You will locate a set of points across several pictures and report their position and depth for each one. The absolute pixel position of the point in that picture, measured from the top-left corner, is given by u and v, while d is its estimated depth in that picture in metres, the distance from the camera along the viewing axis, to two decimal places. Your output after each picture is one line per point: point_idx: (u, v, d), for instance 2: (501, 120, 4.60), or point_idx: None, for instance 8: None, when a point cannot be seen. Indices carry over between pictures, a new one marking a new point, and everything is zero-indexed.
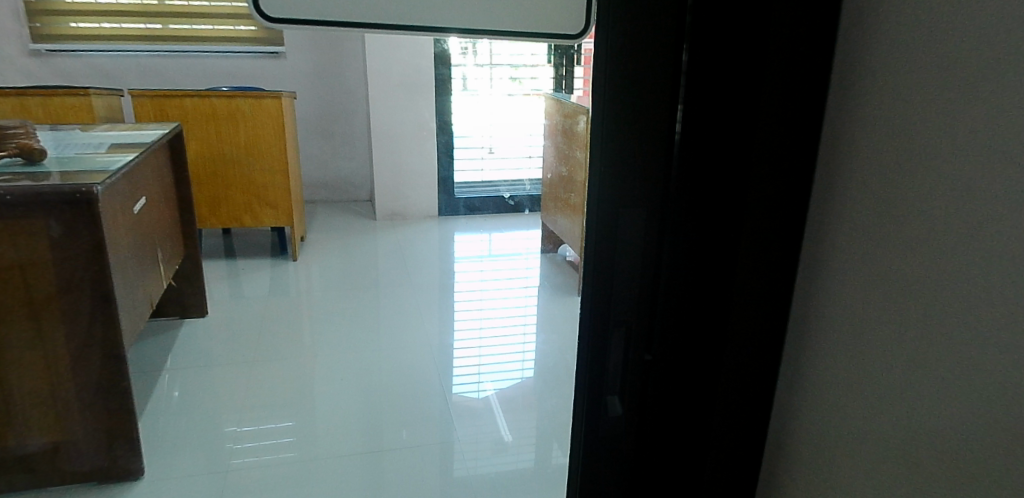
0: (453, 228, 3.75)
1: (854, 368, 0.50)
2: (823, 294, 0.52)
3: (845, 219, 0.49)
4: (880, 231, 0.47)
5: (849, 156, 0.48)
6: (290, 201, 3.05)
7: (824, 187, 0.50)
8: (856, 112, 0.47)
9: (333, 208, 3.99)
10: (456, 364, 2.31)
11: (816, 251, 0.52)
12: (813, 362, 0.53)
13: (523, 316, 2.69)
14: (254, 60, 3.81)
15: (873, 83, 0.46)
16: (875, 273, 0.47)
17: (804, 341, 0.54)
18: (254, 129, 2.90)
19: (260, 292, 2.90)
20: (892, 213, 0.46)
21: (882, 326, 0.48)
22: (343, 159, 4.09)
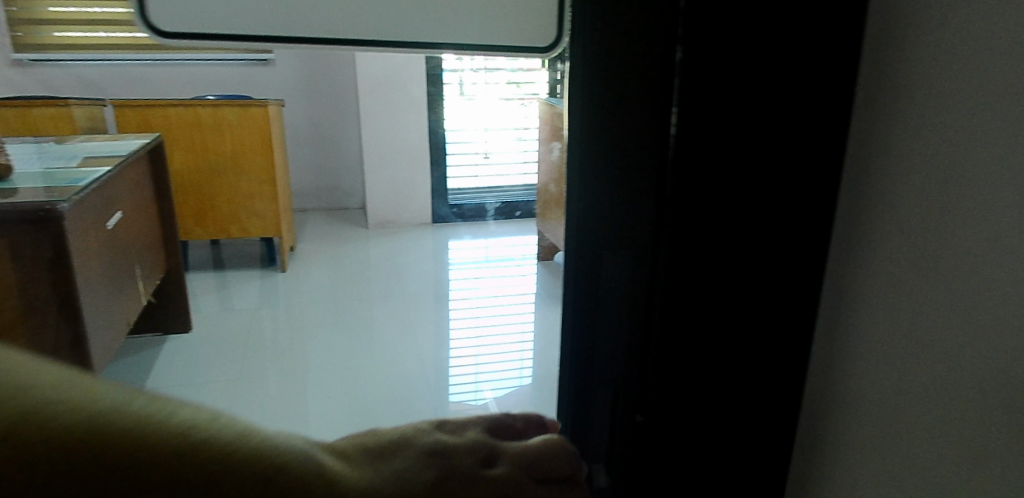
0: (446, 234, 3.67)
1: (903, 392, 0.51)
2: (860, 320, 0.53)
3: (881, 249, 0.51)
4: (935, 259, 0.47)
5: (886, 188, 0.50)
6: (277, 211, 2.94)
7: (852, 218, 0.52)
8: (910, 142, 0.48)
9: (322, 217, 3.88)
10: (454, 374, 2.22)
11: (845, 278, 0.54)
12: (848, 384, 0.55)
13: (522, 323, 2.60)
14: (242, 68, 3.70)
15: (950, 111, 0.45)
16: (923, 300, 0.48)
17: (837, 364, 0.56)
18: (238, 138, 2.80)
19: (249, 304, 2.80)
20: (951, 241, 0.46)
21: (937, 351, 0.48)
22: (333, 168, 3.99)
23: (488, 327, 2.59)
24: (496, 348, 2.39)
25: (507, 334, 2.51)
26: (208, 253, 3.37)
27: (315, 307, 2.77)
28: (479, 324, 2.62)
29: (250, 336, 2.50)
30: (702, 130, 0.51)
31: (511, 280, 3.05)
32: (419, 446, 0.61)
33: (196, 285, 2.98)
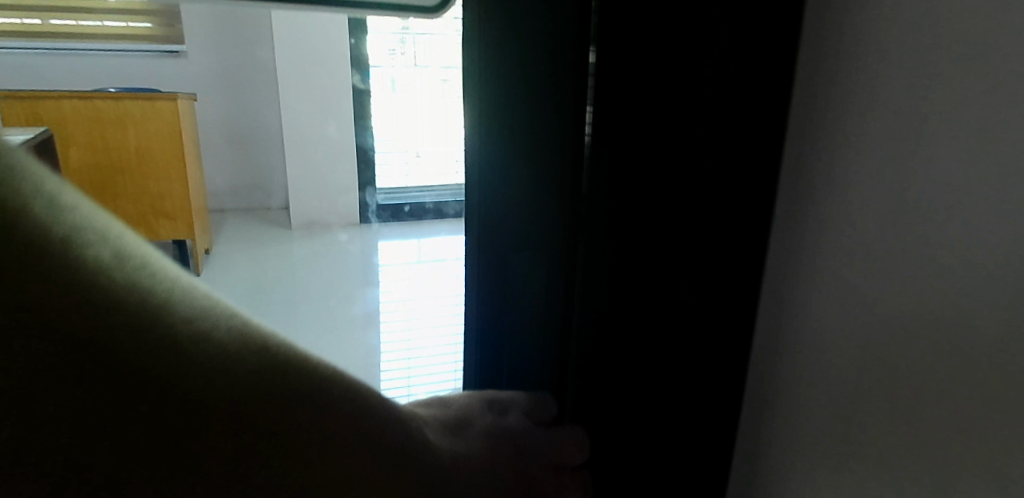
0: (375, 236, 3.52)
1: (833, 433, 0.42)
2: (793, 344, 0.44)
3: (819, 260, 0.41)
4: (872, 273, 0.38)
5: (821, 187, 0.41)
6: (188, 211, 2.75)
7: (789, 221, 0.43)
8: (845, 127, 0.39)
9: (241, 219, 3.67)
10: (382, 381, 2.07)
11: (780, 294, 0.44)
12: (777, 420, 0.46)
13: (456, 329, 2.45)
14: (152, 61, 3.53)
15: (879, 87, 0.37)
16: (866, 325, 0.39)
17: (768, 397, 0.46)
18: (145, 134, 2.65)
19: None
20: (890, 255, 0.37)
21: (867, 390, 0.39)
22: (253, 168, 3.79)
23: (419, 329, 2.50)
24: (427, 347, 2.30)
25: (440, 341, 2.36)
26: None
27: None
28: (409, 327, 2.55)
29: None
30: (612, 114, 0.50)
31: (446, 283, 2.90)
32: (475, 433, 0.61)
33: None
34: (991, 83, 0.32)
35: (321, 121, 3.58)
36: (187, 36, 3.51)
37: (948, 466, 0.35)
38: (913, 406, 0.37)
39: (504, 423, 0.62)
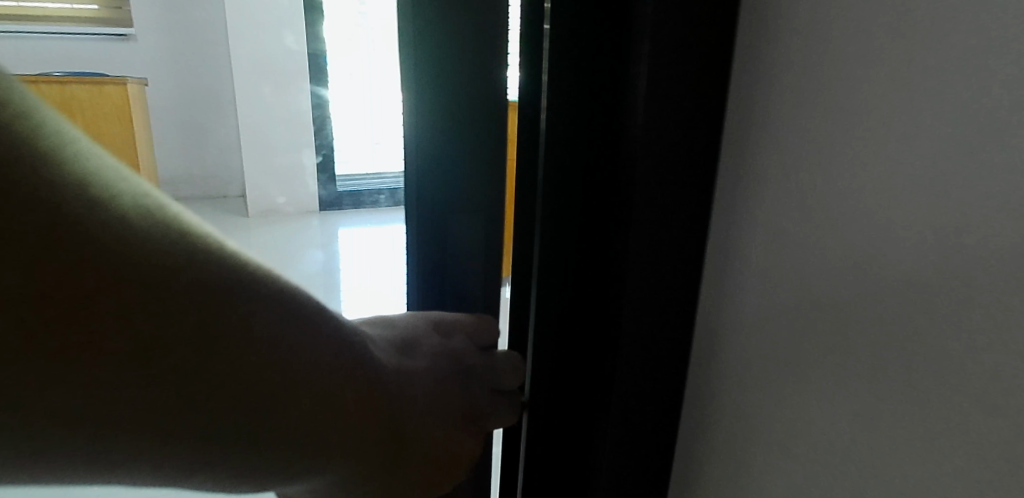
0: (337, 219, 3.49)
1: (784, 383, 0.46)
2: (742, 301, 0.49)
3: (768, 225, 0.46)
4: (819, 234, 0.42)
5: (769, 157, 0.45)
6: None
7: (737, 191, 0.48)
8: (791, 102, 0.43)
9: (198, 205, 3.61)
10: None
11: (730, 256, 0.49)
12: (729, 371, 0.51)
13: None
14: (100, 43, 3.40)
15: (831, 63, 0.40)
16: (814, 280, 0.42)
17: (720, 349, 0.51)
18: (93, 119, 2.54)
19: None
20: (838, 216, 0.40)
21: (816, 343, 0.43)
22: (209, 152, 3.69)
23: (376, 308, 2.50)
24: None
25: None
26: None
27: None
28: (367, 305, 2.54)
29: None
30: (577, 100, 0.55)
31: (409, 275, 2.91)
32: (422, 356, 0.65)
33: None
34: (934, 53, 0.34)
35: (279, 107, 3.48)
36: (138, 19, 3.39)
37: (890, 407, 0.38)
38: (858, 353, 0.40)
39: (451, 346, 0.67)
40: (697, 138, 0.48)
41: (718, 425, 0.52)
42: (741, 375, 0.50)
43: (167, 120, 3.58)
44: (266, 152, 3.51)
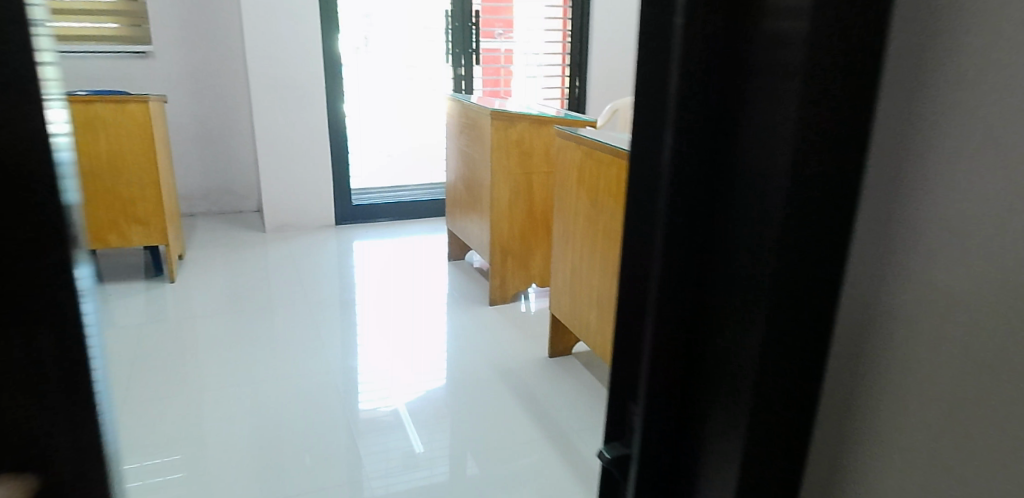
0: (352, 238, 3.59)
1: (938, 381, 0.49)
2: (892, 303, 0.51)
3: (926, 234, 0.48)
4: (977, 237, 0.45)
5: (926, 165, 0.48)
6: (163, 217, 2.71)
7: (897, 203, 0.50)
8: (948, 114, 0.46)
9: (213, 221, 3.68)
10: (361, 389, 2.23)
11: (883, 267, 0.51)
12: (879, 371, 0.53)
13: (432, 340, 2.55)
14: (116, 61, 3.39)
15: (973, 78, 0.45)
16: (969, 283, 0.46)
17: (873, 351, 0.53)
18: (117, 139, 2.56)
19: (136, 319, 2.67)
20: (989, 222, 0.45)
21: (960, 334, 0.47)
22: (223, 168, 3.73)
23: (392, 336, 2.59)
24: (399, 357, 2.43)
25: (415, 349, 2.49)
26: None
27: (215, 327, 2.65)
28: (383, 330, 2.64)
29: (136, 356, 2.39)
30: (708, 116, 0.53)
31: (421, 288, 3.03)
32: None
33: None
34: None
35: (292, 123, 3.47)
36: (156, 38, 3.41)
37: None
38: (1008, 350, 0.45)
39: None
40: (845, 149, 0.48)
41: (874, 428, 0.54)
42: (898, 380, 0.52)
43: (182, 136, 3.61)
44: (282, 171, 3.53)
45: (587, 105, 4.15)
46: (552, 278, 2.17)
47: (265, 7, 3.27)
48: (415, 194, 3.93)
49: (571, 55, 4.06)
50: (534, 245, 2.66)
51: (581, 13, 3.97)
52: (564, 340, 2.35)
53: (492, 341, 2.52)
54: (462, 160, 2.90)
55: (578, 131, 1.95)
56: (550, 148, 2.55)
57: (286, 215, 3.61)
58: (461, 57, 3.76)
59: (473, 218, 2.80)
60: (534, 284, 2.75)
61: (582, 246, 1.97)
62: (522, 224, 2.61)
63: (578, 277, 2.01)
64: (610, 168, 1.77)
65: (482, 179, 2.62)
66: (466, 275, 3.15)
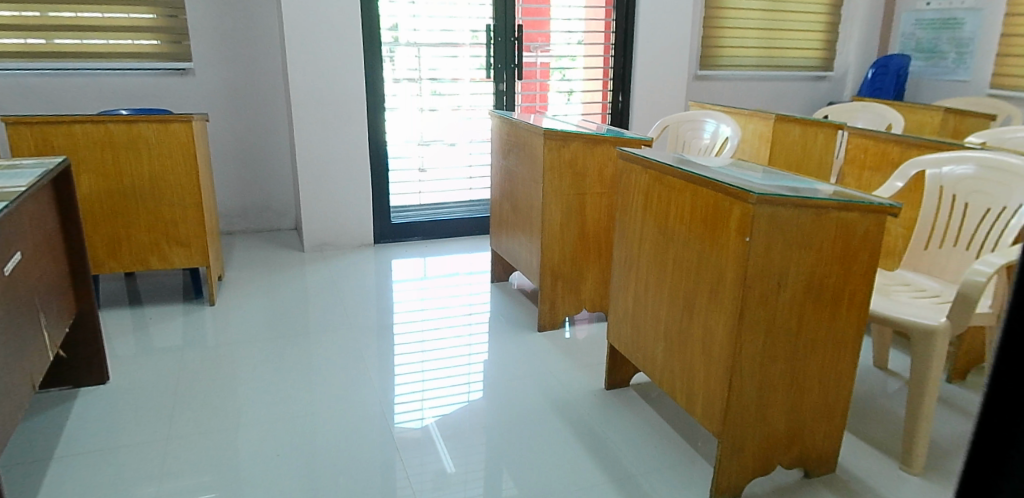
0: (390, 257, 3.52)
1: None
2: None
3: None
4: None
5: None
6: (205, 239, 2.66)
7: None
8: None
9: (250, 239, 3.63)
10: (397, 404, 2.21)
11: None
12: None
13: (469, 362, 2.48)
14: (157, 78, 3.36)
15: None
16: None
17: None
18: (159, 160, 2.51)
19: (175, 343, 2.61)
20: None
21: None
22: (261, 186, 3.69)
23: (434, 362, 2.48)
24: (443, 383, 2.34)
25: (453, 369, 2.43)
26: (124, 286, 3.09)
27: (254, 351, 2.57)
28: (425, 355, 2.54)
29: (176, 382, 2.32)
30: None
31: (457, 308, 2.95)
32: None
33: (108, 328, 2.69)
34: None
35: (331, 140, 3.42)
36: (197, 55, 3.38)
37: None
38: None
39: None
40: None
41: None
42: None
43: (221, 155, 3.58)
44: (321, 189, 3.47)
45: (630, 120, 4.04)
46: (611, 307, 2.06)
47: (307, 24, 3.24)
48: (453, 213, 3.87)
49: (614, 69, 3.96)
50: (584, 268, 2.55)
51: (624, 25, 3.88)
52: (622, 371, 2.24)
53: (541, 367, 2.42)
54: (509, 179, 2.80)
55: (644, 154, 1.84)
56: (605, 169, 2.44)
57: (325, 234, 3.55)
58: (503, 72, 3.71)
59: (521, 239, 2.70)
60: (584, 309, 2.64)
61: (646, 276, 1.85)
62: (573, 247, 2.50)
63: (641, 308, 1.90)
64: (682, 194, 1.66)
65: (533, 201, 2.53)
66: (510, 297, 3.05)
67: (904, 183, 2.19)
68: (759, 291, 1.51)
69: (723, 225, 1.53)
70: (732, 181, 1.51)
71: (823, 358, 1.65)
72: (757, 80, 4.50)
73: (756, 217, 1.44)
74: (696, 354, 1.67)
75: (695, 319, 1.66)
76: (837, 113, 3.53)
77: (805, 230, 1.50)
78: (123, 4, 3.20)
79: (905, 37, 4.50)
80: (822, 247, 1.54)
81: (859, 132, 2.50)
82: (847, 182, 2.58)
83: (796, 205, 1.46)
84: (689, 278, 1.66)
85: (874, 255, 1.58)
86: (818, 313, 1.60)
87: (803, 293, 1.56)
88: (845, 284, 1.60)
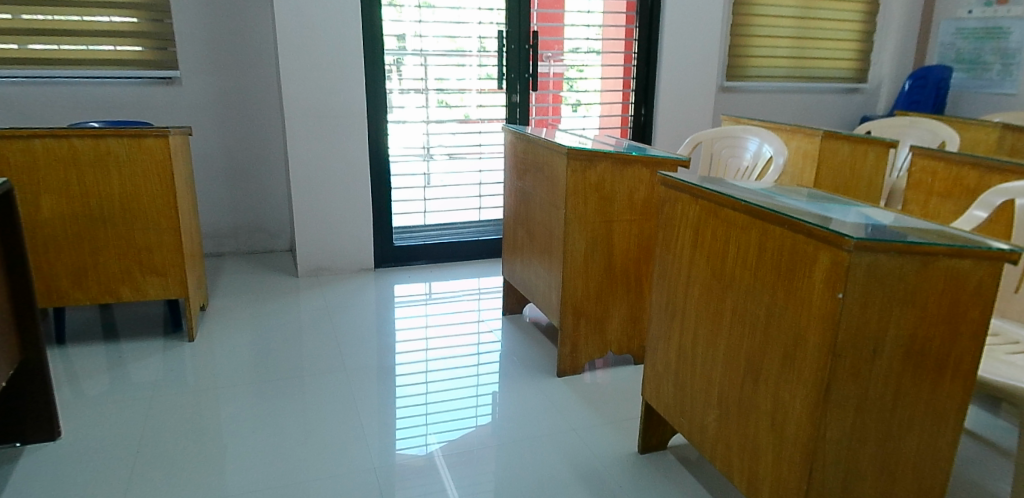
0: (392, 283, 3.23)
1: None
2: None
3: None
4: None
5: None
6: (182, 268, 2.36)
7: None
8: None
9: (240, 263, 3.35)
10: (399, 448, 1.97)
11: None
12: None
13: (478, 405, 2.20)
14: (140, 87, 3.08)
15: None
16: None
17: None
18: (131, 179, 2.22)
19: (146, 382, 2.31)
20: None
21: None
22: (253, 204, 3.41)
23: (441, 411, 2.17)
24: (449, 415, 2.15)
25: (459, 410, 2.18)
26: (99, 315, 2.80)
27: (236, 392, 2.26)
28: (429, 401, 2.23)
29: (143, 433, 2.01)
30: None
31: (463, 342, 2.67)
32: None
33: (73, 365, 2.39)
34: None
35: (329, 155, 3.13)
36: (184, 64, 3.11)
37: None
38: None
39: None
40: None
41: None
42: None
43: (210, 171, 3.29)
44: (318, 208, 3.18)
45: (653, 135, 3.72)
46: (649, 356, 1.77)
47: (305, 29, 2.96)
48: (461, 235, 3.58)
49: (636, 79, 3.66)
50: (611, 305, 2.25)
51: (647, 32, 3.59)
52: (658, 432, 1.93)
53: (563, 419, 2.11)
54: (524, 202, 2.50)
55: (693, 181, 1.54)
56: (636, 193, 2.14)
57: (321, 257, 3.26)
58: (517, 83, 3.42)
59: (538, 270, 2.40)
60: (610, 352, 2.34)
61: (696, 326, 1.56)
62: (598, 281, 2.20)
63: (688, 363, 1.61)
64: (746, 232, 1.37)
65: (553, 229, 2.23)
66: (525, 332, 2.75)
67: (988, 213, 1.87)
68: (850, 358, 1.21)
69: (805, 275, 1.23)
70: (817, 221, 1.21)
71: (918, 438, 1.34)
72: (786, 92, 4.21)
73: (852, 268, 1.14)
74: (763, 428, 1.39)
75: (764, 384, 1.37)
76: (881, 129, 3.23)
77: (908, 283, 1.19)
78: (103, 7, 2.92)
79: (943, 47, 4.18)
80: (927, 304, 1.23)
81: (925, 153, 2.20)
82: (910, 208, 2.29)
83: (902, 251, 1.16)
84: (757, 336, 1.37)
85: (987, 312, 1.26)
86: (916, 384, 1.29)
87: (900, 361, 1.26)
88: (950, 349, 1.28)
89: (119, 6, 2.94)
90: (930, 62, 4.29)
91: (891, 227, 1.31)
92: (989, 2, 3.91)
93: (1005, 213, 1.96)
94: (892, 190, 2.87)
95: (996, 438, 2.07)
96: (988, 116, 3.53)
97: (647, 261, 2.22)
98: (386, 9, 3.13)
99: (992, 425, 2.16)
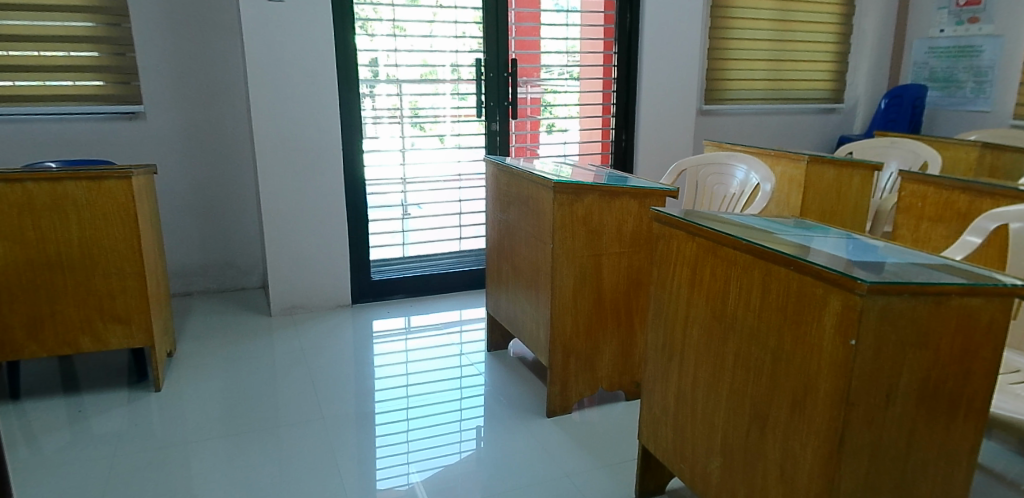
0: (370, 319, 3.11)
1: None
2: None
3: None
4: None
5: None
6: (148, 314, 2.23)
7: None
8: None
9: (210, 303, 3.22)
10: (380, 487, 1.87)
11: None
12: None
13: (461, 441, 2.12)
14: (103, 123, 2.96)
15: None
16: None
17: None
18: (90, 222, 2.10)
19: (109, 435, 2.16)
20: None
21: None
22: (224, 242, 3.29)
23: (424, 448, 2.08)
24: (432, 450, 2.07)
25: (442, 446, 2.09)
26: (60, 365, 2.65)
27: (206, 443, 2.12)
28: (410, 438, 2.14)
29: (105, 492, 1.85)
30: None
31: (444, 375, 2.58)
32: None
33: (29, 421, 2.23)
34: None
35: (299, 188, 3.02)
36: (148, 98, 3.00)
37: None
38: None
39: None
40: None
41: None
42: None
43: (178, 208, 3.17)
44: (292, 244, 3.07)
45: (634, 161, 3.68)
46: (646, 397, 1.69)
47: (275, 60, 2.87)
48: (440, 267, 3.48)
49: (616, 104, 3.62)
50: (600, 341, 2.17)
51: (625, 58, 3.56)
52: (656, 474, 1.83)
53: (551, 461, 2.01)
54: (508, 235, 2.43)
55: (688, 218, 1.47)
56: (625, 225, 2.07)
57: (295, 295, 3.14)
58: (495, 110, 3.36)
59: (524, 305, 2.32)
60: (601, 388, 2.25)
61: (697, 370, 1.48)
62: (588, 316, 2.12)
63: (688, 406, 1.53)
64: (749, 272, 1.30)
65: (540, 262, 2.14)
66: (511, 368, 2.65)
67: (983, 240, 1.81)
68: (864, 407, 1.13)
69: (813, 320, 1.16)
70: (825, 263, 1.14)
71: (937, 489, 1.24)
72: (763, 113, 4.21)
73: (865, 313, 1.07)
74: (772, 477, 1.30)
75: (771, 432, 1.29)
76: (861, 151, 3.21)
77: (924, 325, 1.12)
78: (64, 41, 2.80)
79: (918, 66, 4.21)
80: (939, 347, 1.14)
81: (914, 178, 2.16)
82: (900, 232, 2.25)
83: (915, 293, 1.09)
84: (764, 384, 1.29)
85: (1000, 350, 1.17)
86: (930, 429, 1.20)
87: (914, 407, 1.17)
88: (963, 388, 1.18)
89: (79, 40, 2.82)
90: (906, 80, 4.32)
91: (901, 262, 1.24)
92: (960, 21, 3.93)
93: (997, 238, 1.92)
94: (878, 211, 2.83)
95: (1001, 467, 2.00)
96: (965, 133, 3.54)
97: (636, 294, 2.14)
98: (358, 36, 3.05)
99: (998, 451, 2.08)
